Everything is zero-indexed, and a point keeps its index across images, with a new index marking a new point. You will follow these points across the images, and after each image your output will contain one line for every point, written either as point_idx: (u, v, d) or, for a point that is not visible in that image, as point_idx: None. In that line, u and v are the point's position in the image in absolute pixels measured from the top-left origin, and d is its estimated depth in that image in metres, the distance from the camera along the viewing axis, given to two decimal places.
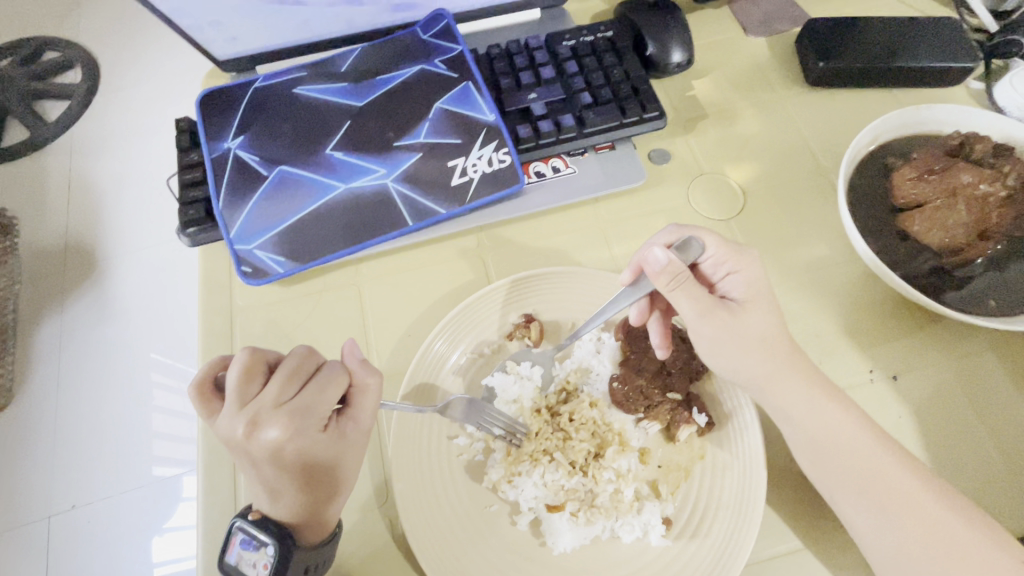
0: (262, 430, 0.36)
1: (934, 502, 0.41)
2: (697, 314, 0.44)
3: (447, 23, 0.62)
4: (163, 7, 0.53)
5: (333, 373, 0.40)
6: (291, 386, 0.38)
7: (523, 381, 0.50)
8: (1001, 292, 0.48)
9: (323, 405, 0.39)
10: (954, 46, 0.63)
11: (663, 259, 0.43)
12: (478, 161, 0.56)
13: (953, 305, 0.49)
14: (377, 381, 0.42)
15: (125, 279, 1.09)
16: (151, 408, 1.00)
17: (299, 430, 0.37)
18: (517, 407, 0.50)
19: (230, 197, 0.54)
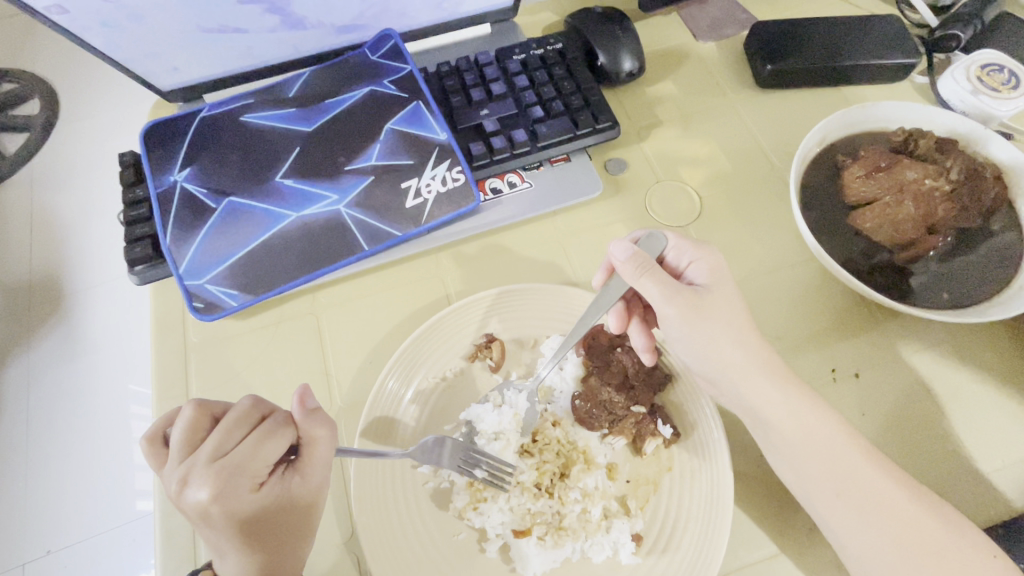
0: (191, 489, 0.36)
1: (904, 498, 0.41)
2: (663, 297, 0.45)
3: (395, 42, 0.61)
4: (96, 43, 0.51)
5: (275, 426, 0.39)
6: (228, 441, 0.38)
7: (503, 412, 0.48)
8: (952, 284, 0.49)
9: (259, 461, 0.38)
10: (896, 43, 0.64)
11: (625, 249, 0.46)
12: (431, 181, 0.56)
13: (908, 299, 0.49)
14: (326, 433, 0.41)
15: (93, 313, 1.06)
16: (128, 442, 0.97)
17: (228, 489, 0.36)
18: (499, 441, 0.48)
19: (177, 232, 0.53)
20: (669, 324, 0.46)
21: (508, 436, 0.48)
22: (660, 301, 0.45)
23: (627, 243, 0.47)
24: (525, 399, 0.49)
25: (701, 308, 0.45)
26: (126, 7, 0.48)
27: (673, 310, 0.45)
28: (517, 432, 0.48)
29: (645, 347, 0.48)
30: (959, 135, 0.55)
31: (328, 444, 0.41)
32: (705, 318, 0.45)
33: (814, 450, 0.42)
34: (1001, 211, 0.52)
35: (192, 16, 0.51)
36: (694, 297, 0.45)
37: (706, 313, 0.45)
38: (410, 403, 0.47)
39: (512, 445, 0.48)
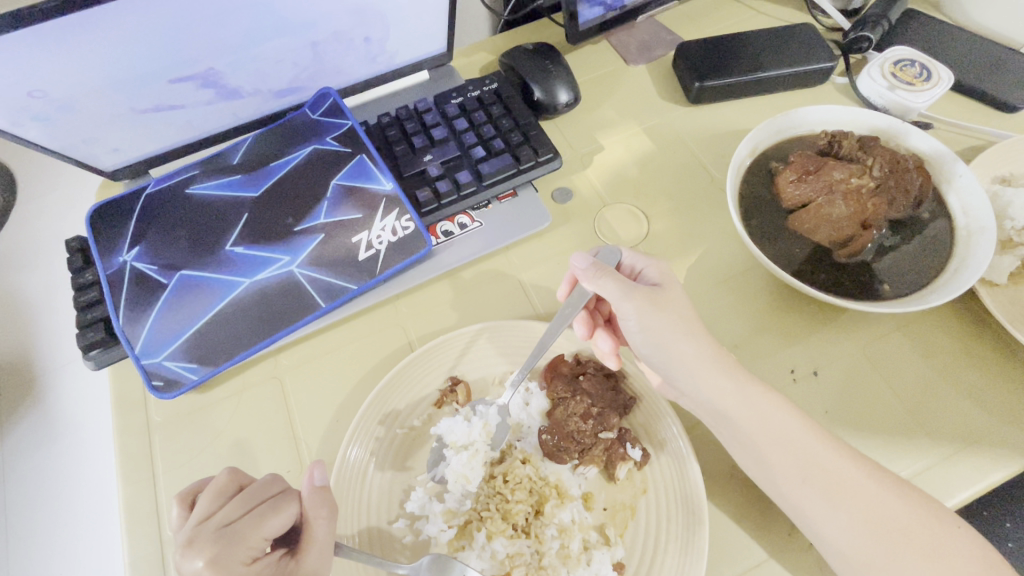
0: (191, 553, 0.35)
1: (877, 489, 0.42)
2: (622, 296, 0.46)
3: (334, 100, 0.63)
4: (32, 136, 0.50)
5: (284, 501, 0.40)
6: (239, 510, 0.38)
7: (473, 424, 0.49)
8: (892, 276, 0.51)
9: (260, 532, 0.38)
10: (812, 49, 0.68)
11: (585, 258, 0.47)
12: (382, 232, 0.56)
13: (853, 293, 0.50)
14: (326, 514, 0.40)
15: (54, 385, 0.94)
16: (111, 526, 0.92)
17: (225, 557, 0.35)
18: (469, 452, 0.48)
19: (130, 312, 0.53)
20: (629, 322, 0.47)
21: (477, 446, 0.48)
22: (618, 299, 0.46)
23: (586, 254, 0.48)
24: (496, 412, 0.50)
25: (657, 302, 0.46)
26: (56, 101, 0.48)
27: (630, 306, 0.46)
28: (486, 443, 0.49)
29: (610, 351, 0.49)
30: (880, 131, 0.58)
31: (327, 526, 0.40)
32: (661, 312, 0.46)
33: (784, 453, 0.43)
34: (927, 201, 0.54)
35: (125, 100, 0.51)
36: (650, 294, 0.46)
37: (662, 307, 0.46)
38: (379, 460, 0.47)
39: (481, 454, 0.48)
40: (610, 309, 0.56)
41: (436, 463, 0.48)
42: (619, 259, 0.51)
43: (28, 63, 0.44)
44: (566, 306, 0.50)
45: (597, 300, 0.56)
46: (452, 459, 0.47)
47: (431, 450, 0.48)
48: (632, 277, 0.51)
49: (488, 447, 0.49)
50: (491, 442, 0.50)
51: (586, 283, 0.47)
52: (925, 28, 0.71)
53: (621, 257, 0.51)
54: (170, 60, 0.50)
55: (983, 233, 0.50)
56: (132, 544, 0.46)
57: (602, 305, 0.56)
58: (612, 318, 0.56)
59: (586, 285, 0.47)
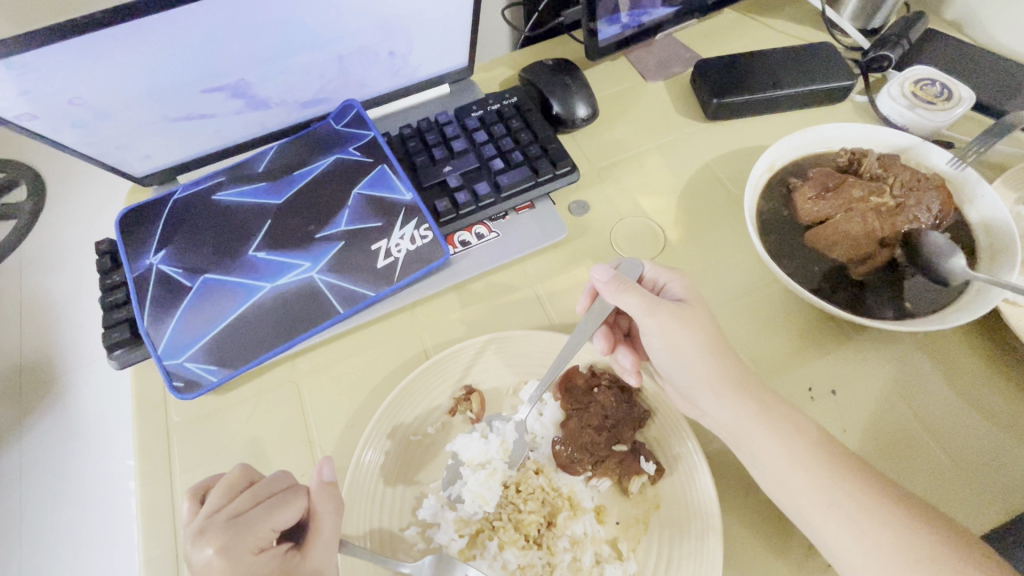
0: (202, 542, 0.36)
1: (900, 510, 0.41)
2: (643, 309, 0.46)
3: (357, 111, 0.64)
4: (68, 142, 0.52)
5: (293, 493, 0.40)
6: (249, 502, 0.39)
7: (490, 441, 0.49)
8: (915, 295, 0.50)
9: (269, 523, 0.38)
10: (831, 68, 0.68)
11: (606, 271, 0.48)
12: (401, 241, 0.57)
13: (875, 311, 0.50)
14: (333, 509, 0.41)
15: (76, 385, 0.96)
16: None
17: (235, 545, 0.36)
18: (486, 470, 0.48)
19: (154, 313, 0.54)
20: (651, 336, 0.47)
21: (495, 464, 0.48)
22: (641, 315, 0.46)
23: (606, 266, 0.49)
24: (513, 429, 0.50)
25: (679, 316, 0.45)
26: (94, 108, 0.50)
27: (653, 322, 0.46)
28: (504, 461, 0.49)
29: (631, 367, 0.48)
30: (900, 150, 0.58)
31: (334, 519, 0.41)
32: (686, 328, 0.45)
33: (803, 471, 0.42)
34: (949, 220, 0.54)
35: (159, 108, 0.53)
36: (675, 309, 0.46)
37: (686, 322, 0.45)
38: (391, 466, 0.46)
39: (498, 473, 0.48)
40: (629, 323, 0.56)
41: (451, 482, 0.47)
42: (641, 272, 0.50)
43: (72, 71, 0.45)
44: (587, 318, 0.51)
45: (615, 314, 0.56)
46: (468, 477, 0.47)
47: (448, 467, 0.48)
48: (655, 291, 0.50)
49: (506, 467, 0.49)
50: (509, 459, 0.49)
51: (606, 295, 0.47)
52: (944, 48, 0.71)
53: (643, 271, 0.51)
54: (205, 71, 0.52)
55: (1008, 252, 0.49)
56: (148, 544, 0.47)
57: (622, 319, 0.55)
58: (633, 332, 0.56)
59: (607, 297, 0.48)
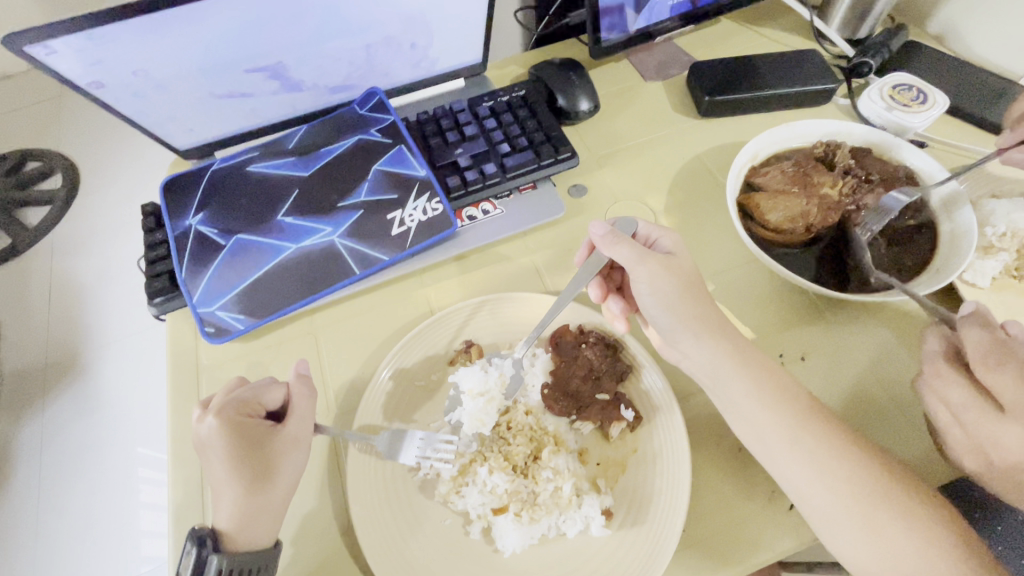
0: (203, 416, 0.46)
1: (854, 455, 0.45)
2: (635, 259, 0.50)
3: (379, 98, 0.71)
4: (126, 111, 0.59)
5: (272, 383, 0.49)
6: (239, 390, 0.48)
7: (489, 372, 0.54)
8: (864, 274, 0.56)
9: (255, 401, 0.47)
10: (816, 72, 0.74)
11: (602, 226, 0.53)
12: (414, 212, 0.63)
13: (821, 284, 0.56)
14: (307, 393, 0.49)
15: None
16: (138, 503, 1.06)
17: (225, 411, 0.46)
18: (484, 398, 0.53)
19: (192, 266, 0.60)
20: (640, 285, 0.51)
21: (493, 394, 0.53)
22: (634, 264, 0.50)
23: (604, 223, 0.54)
24: (511, 365, 0.55)
25: (662, 273, 0.50)
26: (153, 80, 0.57)
27: (643, 271, 0.50)
28: (501, 392, 0.54)
29: (619, 314, 0.54)
30: (874, 144, 0.63)
31: (308, 401, 0.49)
32: (672, 281, 0.50)
33: (769, 418, 0.46)
34: (915, 208, 0.59)
35: (207, 85, 0.60)
36: (662, 260, 0.50)
37: (668, 276, 0.50)
38: (397, 403, 0.52)
39: (496, 401, 0.53)
40: (622, 278, 0.60)
41: (453, 408, 0.53)
42: (635, 229, 0.55)
43: (138, 45, 0.52)
44: (582, 270, 0.56)
45: (610, 268, 0.61)
46: (468, 404, 0.52)
47: (450, 395, 0.53)
48: (646, 246, 0.55)
49: (503, 397, 0.54)
50: (506, 391, 0.55)
51: (602, 248, 0.52)
52: (926, 57, 0.76)
53: (637, 228, 0.56)
54: (249, 52, 0.58)
55: (965, 236, 0.54)
56: (178, 467, 0.53)
57: (615, 273, 0.60)
58: (625, 287, 0.60)
59: (603, 250, 0.52)
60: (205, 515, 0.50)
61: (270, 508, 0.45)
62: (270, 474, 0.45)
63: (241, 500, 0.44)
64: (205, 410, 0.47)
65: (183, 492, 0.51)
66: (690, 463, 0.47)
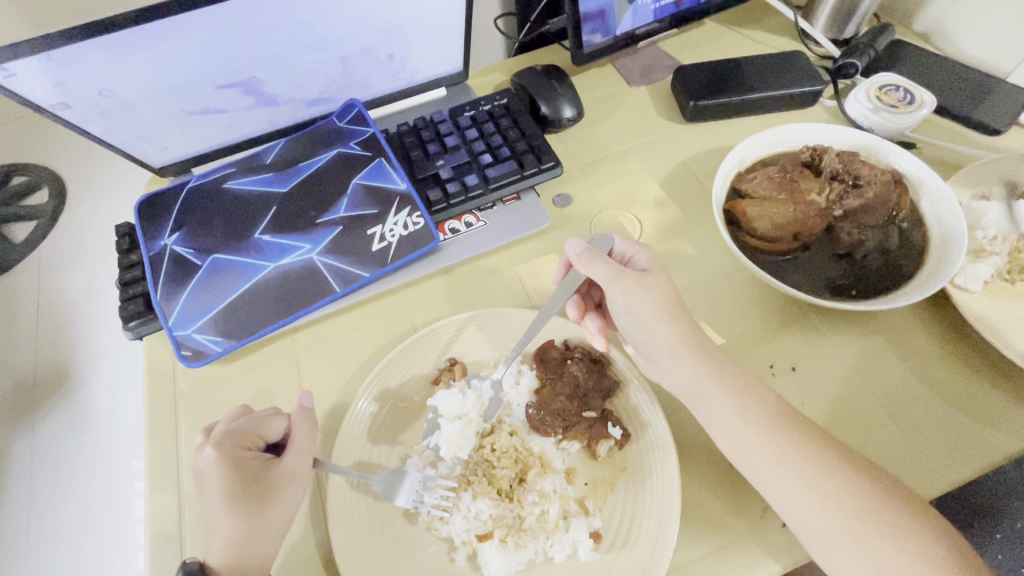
0: (202, 447, 0.45)
1: (847, 470, 0.44)
2: (610, 277, 0.49)
3: (358, 110, 0.69)
4: (95, 132, 0.58)
5: (274, 415, 0.48)
6: (240, 420, 0.47)
7: (467, 396, 0.52)
8: (852, 284, 0.55)
9: (255, 433, 0.46)
10: (802, 74, 0.73)
11: (578, 244, 0.52)
12: (395, 226, 0.62)
13: (812, 291, 0.55)
14: (308, 426, 0.48)
15: None
16: (133, 519, 1.03)
17: (224, 442, 0.44)
18: (462, 421, 0.52)
19: (167, 288, 0.59)
20: (614, 302, 0.50)
21: (470, 416, 0.52)
22: (608, 282, 0.49)
23: (580, 241, 0.53)
24: (489, 387, 0.54)
25: (644, 286, 0.49)
26: (120, 100, 0.55)
27: (618, 289, 0.49)
28: (480, 415, 0.53)
29: (598, 332, 0.52)
30: (861, 147, 0.62)
31: (308, 435, 0.47)
32: (655, 295, 0.49)
33: (758, 435, 0.45)
34: (904, 212, 0.58)
35: (179, 102, 0.59)
36: (638, 277, 0.49)
37: (652, 289, 0.49)
38: (378, 425, 0.51)
39: (474, 424, 0.52)
40: (601, 295, 0.59)
41: (431, 432, 0.51)
42: (611, 246, 0.54)
43: (103, 65, 0.51)
44: (560, 288, 0.54)
45: (588, 285, 0.59)
46: (445, 427, 0.51)
47: (429, 420, 0.52)
48: (623, 263, 0.53)
49: (481, 419, 0.53)
50: (484, 413, 0.53)
51: (579, 267, 0.51)
52: (912, 56, 0.75)
53: (613, 245, 0.54)
54: (220, 68, 0.57)
55: (956, 240, 0.53)
56: (156, 497, 0.51)
57: (594, 291, 0.59)
58: (604, 304, 0.59)
59: (579, 269, 0.51)
60: (184, 548, 0.48)
61: (263, 546, 0.43)
62: (265, 510, 0.43)
63: (233, 536, 0.42)
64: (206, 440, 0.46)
65: (161, 524, 0.50)
66: (679, 482, 0.45)
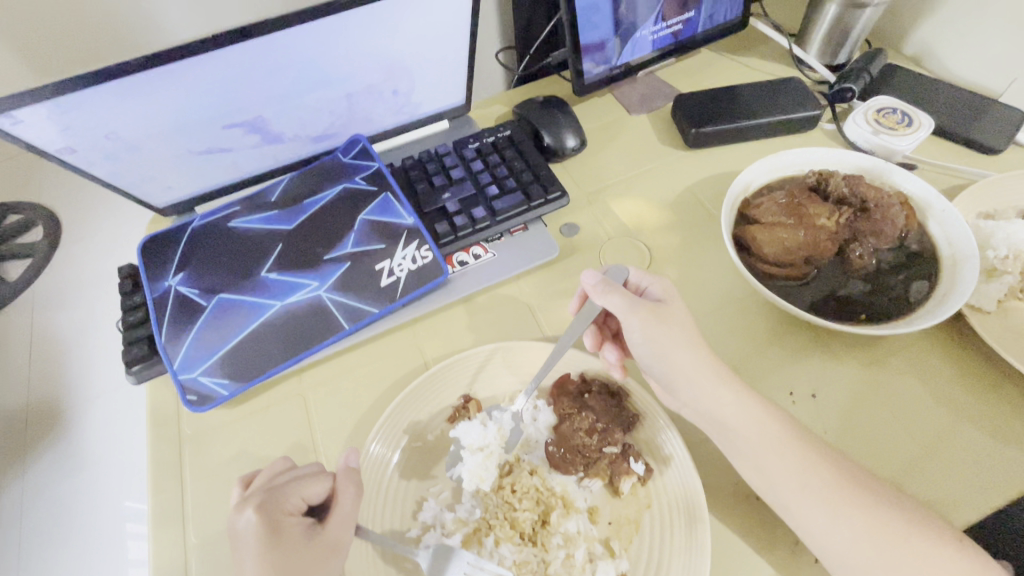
0: (241, 507, 0.41)
1: (880, 501, 0.43)
2: (626, 308, 0.49)
3: (363, 144, 0.69)
4: (99, 174, 0.57)
5: (319, 474, 0.44)
6: (282, 479, 0.44)
7: (488, 427, 0.51)
8: (865, 307, 0.54)
9: (297, 494, 0.42)
10: (800, 100, 0.74)
11: (594, 275, 0.51)
12: (403, 261, 0.61)
13: (828, 317, 0.54)
14: (354, 489, 0.44)
15: None
16: (126, 564, 0.99)
17: (264, 504, 0.41)
18: (484, 453, 0.50)
19: (172, 330, 0.57)
20: (631, 333, 0.49)
21: (492, 448, 0.50)
22: (624, 313, 0.49)
23: (595, 271, 0.52)
24: (509, 419, 0.53)
25: (659, 316, 0.48)
26: (126, 142, 0.55)
27: (635, 320, 0.48)
28: (501, 446, 0.51)
29: (615, 362, 0.52)
30: (866, 170, 0.62)
31: (354, 499, 0.44)
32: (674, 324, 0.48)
33: (786, 467, 0.44)
34: (913, 234, 0.58)
35: (184, 142, 0.58)
36: (653, 309, 0.49)
37: (669, 318, 0.48)
38: (392, 469, 0.49)
39: (495, 456, 0.50)
40: (618, 324, 0.58)
41: (454, 463, 0.50)
42: (626, 277, 0.53)
43: (110, 109, 0.51)
44: (577, 319, 0.54)
45: (605, 315, 0.58)
46: (468, 459, 0.49)
47: (451, 451, 0.51)
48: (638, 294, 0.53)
49: (503, 450, 0.51)
50: (505, 444, 0.52)
51: (594, 298, 0.50)
52: (905, 79, 0.77)
53: (628, 275, 0.53)
54: (226, 108, 0.57)
55: (967, 261, 0.53)
56: (160, 550, 0.49)
57: (611, 320, 0.58)
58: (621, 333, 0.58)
59: (595, 300, 0.51)
60: None
61: None
62: None
63: None
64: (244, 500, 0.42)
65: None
66: (711, 532, 0.45)
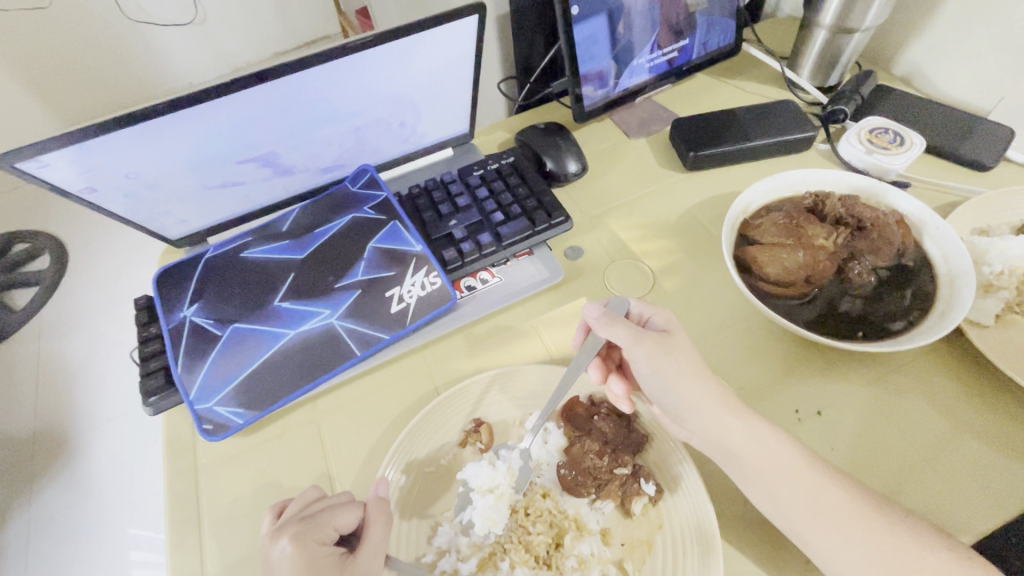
0: (278, 537, 0.43)
1: (889, 518, 0.43)
2: (630, 339, 0.50)
3: (370, 174, 0.71)
4: (118, 211, 0.59)
5: (351, 505, 0.45)
6: (315, 510, 0.45)
7: (496, 467, 0.52)
8: (866, 324, 0.55)
9: (330, 524, 0.44)
10: (795, 122, 0.76)
11: (595, 308, 0.52)
12: (412, 287, 0.63)
13: (831, 334, 0.55)
14: (383, 520, 0.45)
15: None
16: None
17: (300, 535, 0.42)
18: (494, 495, 0.50)
19: (188, 360, 0.59)
20: (636, 363, 0.51)
21: (501, 489, 0.51)
22: (629, 343, 0.50)
23: (596, 304, 0.53)
24: (518, 458, 0.53)
25: (666, 346, 0.49)
26: (144, 180, 0.57)
27: (640, 350, 0.50)
28: (511, 487, 0.52)
29: (623, 395, 0.52)
30: (861, 191, 0.64)
31: (383, 531, 0.45)
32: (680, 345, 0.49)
33: (795, 486, 0.45)
34: (910, 253, 0.60)
35: (199, 178, 0.60)
36: (658, 339, 0.50)
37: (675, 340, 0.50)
38: (406, 494, 0.50)
39: (506, 497, 0.51)
40: (621, 355, 0.59)
41: (463, 507, 0.50)
42: (627, 308, 0.55)
43: (131, 150, 0.53)
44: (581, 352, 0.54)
45: (609, 346, 0.59)
46: (478, 502, 0.50)
47: (459, 494, 0.50)
48: (640, 324, 0.54)
49: (513, 491, 0.52)
50: (516, 484, 0.52)
51: (598, 330, 0.52)
52: (896, 99, 0.79)
53: (629, 307, 0.55)
54: (241, 145, 0.59)
55: (964, 276, 0.55)
56: None
57: (614, 352, 0.59)
58: (625, 363, 0.59)
59: (599, 332, 0.52)
60: None
61: None
62: None
63: None
64: (279, 530, 0.44)
65: None
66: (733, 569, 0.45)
